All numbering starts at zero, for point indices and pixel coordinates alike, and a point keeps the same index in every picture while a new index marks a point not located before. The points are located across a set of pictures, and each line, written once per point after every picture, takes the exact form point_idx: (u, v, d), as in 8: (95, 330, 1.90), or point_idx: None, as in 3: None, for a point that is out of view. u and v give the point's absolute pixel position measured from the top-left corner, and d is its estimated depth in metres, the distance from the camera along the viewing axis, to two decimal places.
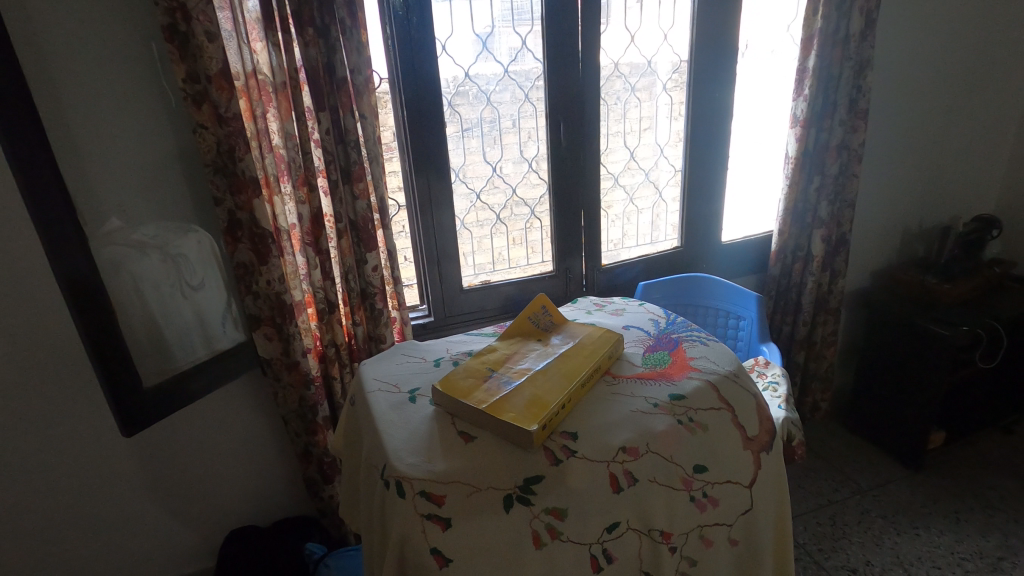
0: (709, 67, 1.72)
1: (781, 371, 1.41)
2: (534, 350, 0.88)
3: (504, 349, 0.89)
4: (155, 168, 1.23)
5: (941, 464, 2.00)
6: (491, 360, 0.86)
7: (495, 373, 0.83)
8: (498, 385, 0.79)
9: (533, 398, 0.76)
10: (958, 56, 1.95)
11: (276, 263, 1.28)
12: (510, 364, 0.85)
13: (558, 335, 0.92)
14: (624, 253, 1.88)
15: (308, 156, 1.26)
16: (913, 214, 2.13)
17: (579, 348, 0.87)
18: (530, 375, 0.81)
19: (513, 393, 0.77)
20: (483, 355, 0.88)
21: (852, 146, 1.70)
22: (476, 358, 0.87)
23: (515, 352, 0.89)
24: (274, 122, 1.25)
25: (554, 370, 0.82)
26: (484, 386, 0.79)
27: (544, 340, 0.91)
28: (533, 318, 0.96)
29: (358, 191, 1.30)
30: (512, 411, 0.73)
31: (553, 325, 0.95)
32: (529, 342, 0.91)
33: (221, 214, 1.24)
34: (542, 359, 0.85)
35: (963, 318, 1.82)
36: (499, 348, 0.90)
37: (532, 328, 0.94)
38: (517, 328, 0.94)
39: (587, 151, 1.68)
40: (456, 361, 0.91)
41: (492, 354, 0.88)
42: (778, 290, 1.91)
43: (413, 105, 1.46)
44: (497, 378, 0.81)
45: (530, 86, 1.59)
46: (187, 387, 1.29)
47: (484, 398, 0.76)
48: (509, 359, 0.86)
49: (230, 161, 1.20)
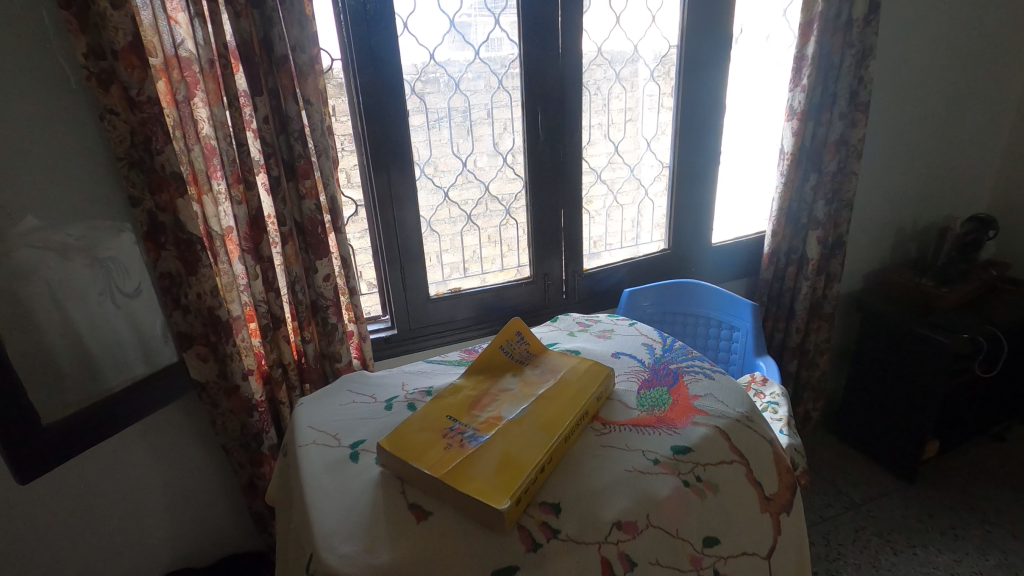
0: (700, 54, 1.57)
1: (781, 391, 1.27)
2: (507, 390, 0.73)
3: (471, 388, 0.74)
4: (67, 159, 1.02)
5: (935, 476, 1.92)
6: (455, 404, 0.70)
7: (459, 423, 0.67)
8: (463, 441, 0.63)
9: (507, 460, 0.60)
10: (958, 46, 1.84)
11: (208, 273, 1.10)
12: (478, 410, 0.69)
13: (536, 371, 0.76)
14: (607, 256, 1.74)
15: (244, 148, 1.07)
16: (908, 213, 2.03)
17: (562, 388, 0.72)
18: (504, 427, 0.65)
19: (481, 452, 0.61)
20: (445, 397, 0.72)
21: (852, 141, 1.57)
22: (436, 402, 0.71)
23: (484, 392, 0.73)
24: (203, 108, 1.06)
25: (532, 419, 0.66)
26: (446, 443, 0.63)
27: (519, 376, 0.76)
28: (505, 347, 0.80)
29: (304, 189, 1.12)
30: (478, 479, 0.57)
31: (529, 357, 0.80)
32: (502, 378, 0.76)
33: (139, 217, 1.06)
34: (518, 403, 0.69)
35: (962, 325, 1.72)
36: (465, 387, 0.74)
37: (505, 361, 0.79)
38: (487, 359, 0.78)
39: (567, 145, 1.53)
40: (412, 403, 0.75)
41: (456, 396, 0.72)
42: (770, 296, 1.79)
43: (371, 91, 1.28)
44: (462, 431, 0.65)
45: (504, 72, 1.42)
46: (109, 420, 1.10)
47: (445, 461, 0.60)
48: (478, 404, 0.70)
49: (146, 155, 1.01)
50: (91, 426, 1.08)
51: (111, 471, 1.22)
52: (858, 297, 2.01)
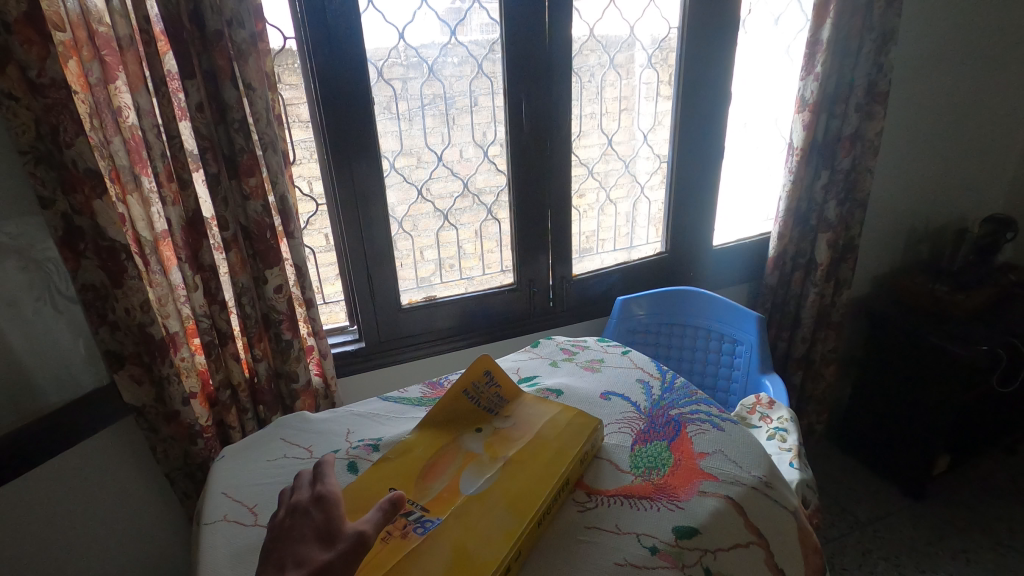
0: (702, 37, 1.42)
1: (789, 416, 1.12)
2: (469, 452, 0.59)
3: (425, 448, 0.60)
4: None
5: (945, 493, 1.80)
6: (402, 472, 0.56)
7: (404, 501, 0.53)
8: (409, 531, 0.50)
9: (459, 555, 0.46)
10: (983, 33, 1.69)
11: (136, 285, 0.95)
12: (430, 481, 0.55)
13: (507, 425, 0.63)
14: (599, 260, 1.60)
15: (175, 141, 0.92)
16: (921, 214, 1.90)
17: (537, 449, 0.58)
18: (460, 509, 0.51)
19: (427, 548, 0.47)
20: (390, 460, 0.58)
21: (868, 136, 1.43)
22: (379, 467, 0.57)
23: (441, 454, 0.59)
24: (126, 94, 0.91)
25: (496, 496, 0.52)
26: (386, 534, 0.50)
27: (486, 432, 0.62)
28: (471, 391, 0.66)
29: (248, 189, 0.96)
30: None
31: (499, 405, 0.66)
32: (465, 434, 0.62)
33: (53, 220, 0.90)
34: (481, 472, 0.56)
35: (980, 335, 1.60)
36: (417, 445, 0.60)
37: (469, 409, 0.65)
38: (447, 407, 0.64)
39: (555, 138, 1.38)
40: (353, 462, 0.62)
41: (405, 458, 0.58)
42: (774, 303, 1.66)
43: (332, 74, 1.12)
44: (408, 514, 0.52)
45: (485, 55, 1.27)
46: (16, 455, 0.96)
47: (379, 561, 0.47)
48: (430, 471, 0.57)
49: (55, 148, 0.85)
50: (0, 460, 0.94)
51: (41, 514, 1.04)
52: (867, 303, 1.88)
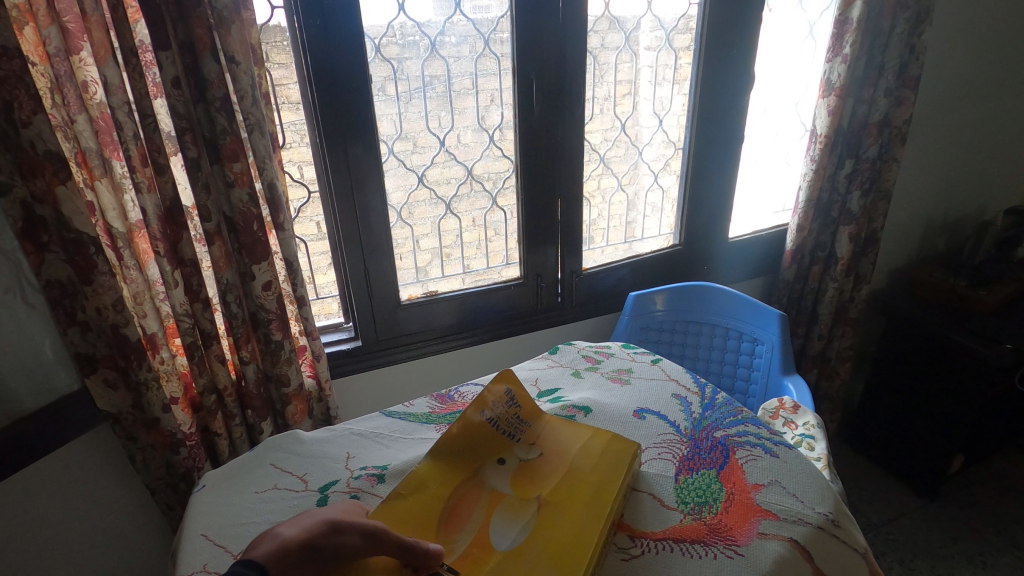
0: (723, 15, 1.33)
1: (816, 422, 1.03)
2: (496, 492, 0.54)
3: (444, 484, 0.55)
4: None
5: (959, 493, 1.76)
6: (422, 515, 0.51)
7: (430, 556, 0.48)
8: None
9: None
10: (1012, 14, 1.61)
11: (107, 282, 0.85)
12: (455, 531, 0.51)
13: (532, 457, 0.58)
14: (609, 253, 1.52)
15: (149, 121, 0.82)
16: (940, 205, 1.83)
17: (572, 490, 0.53)
18: (497, 570, 0.47)
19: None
20: (407, 501, 0.53)
21: (896, 123, 1.35)
22: (396, 510, 0.52)
23: (463, 493, 0.54)
24: (92, 67, 0.80)
25: (536, 551, 0.48)
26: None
27: (509, 464, 0.57)
28: (490, 412, 0.61)
29: (232, 175, 0.87)
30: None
31: (520, 432, 0.61)
32: (487, 467, 0.57)
33: (10, 209, 0.79)
34: (512, 521, 0.51)
35: (1004, 333, 1.53)
36: (435, 481, 0.55)
37: (490, 436, 0.60)
38: (464, 433, 0.59)
39: (566, 122, 1.29)
40: (355, 497, 0.57)
41: (423, 499, 0.53)
42: (790, 298, 1.59)
43: (326, 48, 1.02)
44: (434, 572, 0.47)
45: (491, 32, 1.17)
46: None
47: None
48: (454, 517, 0.52)
49: (10, 127, 0.75)
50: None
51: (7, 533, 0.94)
52: (883, 298, 1.82)
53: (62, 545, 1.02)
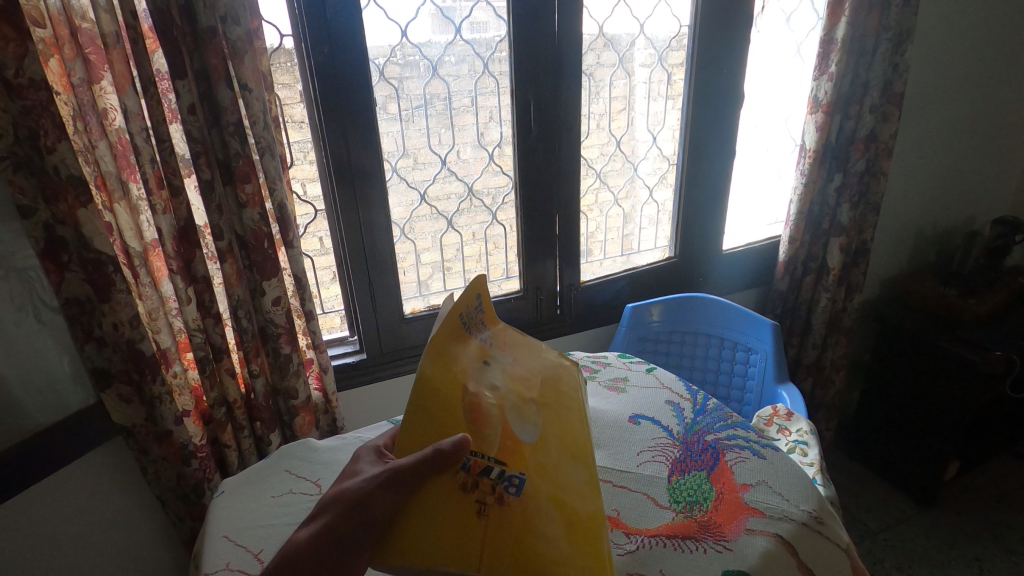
0: (713, 36, 1.38)
1: (809, 428, 1.06)
2: (497, 389, 0.51)
3: (451, 393, 0.46)
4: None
5: (955, 499, 1.78)
6: (446, 427, 0.46)
7: (474, 457, 0.45)
8: (502, 492, 0.45)
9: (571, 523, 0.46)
10: (992, 31, 1.66)
11: (125, 299, 0.89)
12: (484, 429, 0.47)
13: (505, 356, 0.55)
14: (605, 265, 1.56)
15: (166, 145, 0.86)
16: (930, 215, 1.87)
17: (554, 396, 0.55)
18: (538, 466, 0.48)
19: (537, 516, 0.45)
20: (423, 419, 0.45)
21: (882, 138, 1.40)
22: (413, 430, 0.46)
23: (475, 398, 0.48)
24: (112, 95, 0.85)
25: (556, 447, 0.51)
26: (478, 501, 0.44)
27: (493, 367, 0.52)
28: (473, 308, 0.50)
29: (245, 196, 0.91)
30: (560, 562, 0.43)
31: (487, 336, 0.54)
32: (478, 363, 0.50)
33: (33, 230, 0.83)
34: (525, 415, 0.50)
35: (994, 340, 1.56)
36: (442, 391, 0.46)
37: (468, 339, 0.50)
38: (451, 336, 0.48)
39: (563, 140, 1.33)
40: None
41: (437, 411, 0.46)
42: (784, 308, 1.63)
43: (332, 73, 1.06)
44: (485, 469, 0.45)
45: (489, 56, 1.22)
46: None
47: (498, 542, 0.43)
48: (477, 416, 0.47)
49: (35, 153, 0.79)
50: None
51: (22, 545, 0.96)
52: (876, 307, 1.85)
53: (75, 558, 1.04)
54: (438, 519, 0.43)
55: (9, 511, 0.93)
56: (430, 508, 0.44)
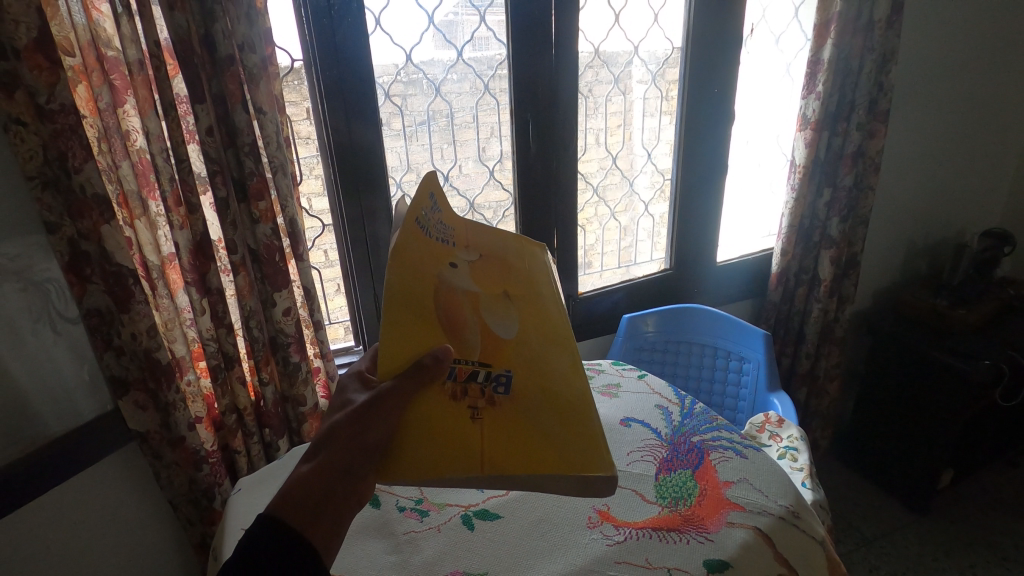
0: (705, 57, 1.44)
1: (799, 434, 1.09)
2: (469, 295, 0.50)
3: (424, 312, 0.48)
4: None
5: (949, 507, 1.81)
6: (427, 339, 0.47)
7: (458, 365, 0.49)
8: (491, 393, 0.50)
9: (561, 406, 0.50)
10: (975, 51, 1.73)
11: (143, 310, 0.93)
12: (463, 336, 0.49)
13: (472, 258, 0.52)
14: (602, 278, 1.61)
15: (185, 165, 0.91)
16: (919, 228, 1.92)
17: (526, 286, 0.55)
18: (521, 361, 0.51)
19: (528, 406, 0.49)
20: (402, 332, 0.47)
21: (869, 154, 1.45)
22: (398, 347, 0.47)
23: (450, 305, 0.48)
24: (135, 118, 0.90)
25: (535, 338, 0.53)
26: (469, 405, 0.48)
27: (462, 269, 0.51)
28: (422, 220, 0.48)
29: (258, 212, 0.96)
30: (557, 442, 0.48)
31: (450, 235, 0.52)
32: (448, 273, 0.50)
33: (58, 245, 0.87)
34: (500, 315, 0.52)
35: (984, 350, 1.60)
36: (416, 305, 0.47)
37: (430, 246, 0.49)
38: (412, 248, 0.47)
39: (561, 156, 1.38)
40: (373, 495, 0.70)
41: (416, 324, 0.47)
42: (778, 318, 1.68)
43: (341, 95, 1.11)
44: (471, 374, 0.49)
45: (489, 76, 1.27)
46: (5, 486, 0.92)
47: (497, 436, 0.47)
48: (454, 322, 0.48)
49: (62, 173, 0.84)
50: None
51: (40, 548, 1.00)
52: (870, 317, 1.89)
53: (91, 561, 1.08)
54: (437, 425, 0.47)
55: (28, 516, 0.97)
56: (427, 419, 0.47)
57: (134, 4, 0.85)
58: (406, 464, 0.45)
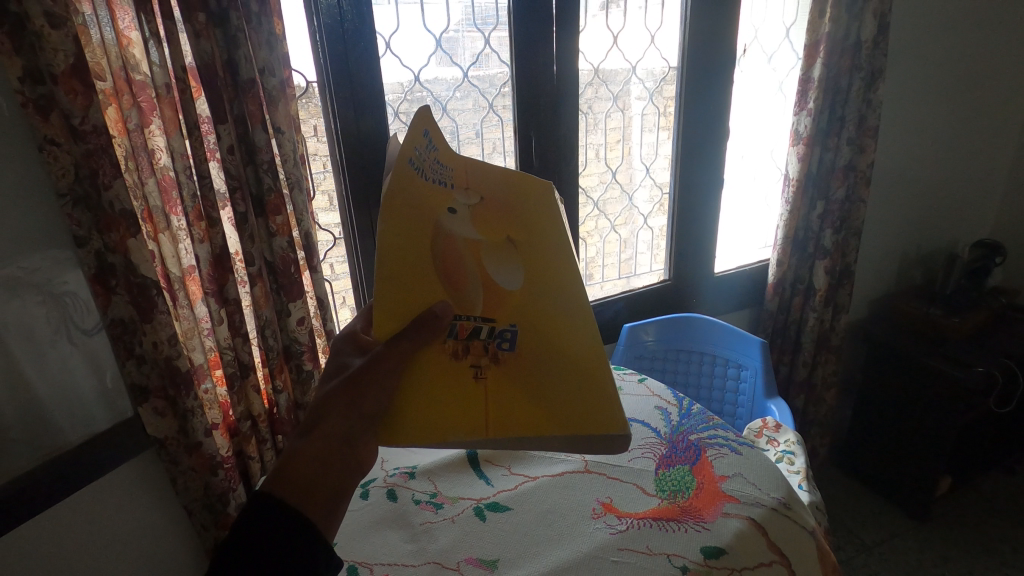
0: (701, 76, 1.50)
1: (796, 439, 1.12)
2: (469, 243, 0.46)
3: (418, 267, 0.45)
4: (11, 188, 0.85)
5: (947, 513, 1.83)
6: (424, 295, 0.46)
7: (460, 321, 0.47)
8: (495, 348, 0.48)
9: (571, 364, 0.48)
10: (960, 68, 1.79)
11: (165, 320, 0.97)
12: (462, 290, 0.47)
13: (471, 202, 0.47)
14: (603, 289, 1.65)
15: (206, 181, 0.96)
16: (911, 239, 1.97)
17: (534, 230, 0.47)
18: (528, 318, 0.47)
19: (534, 366, 0.48)
20: (394, 293, 0.45)
21: (860, 168, 1.50)
22: (394, 306, 0.46)
23: (446, 258, 0.46)
24: (160, 137, 0.95)
25: (544, 292, 0.47)
26: (472, 364, 0.48)
27: (461, 213, 0.46)
28: (413, 159, 0.44)
29: (275, 226, 1.01)
30: (562, 402, 0.47)
31: (447, 174, 0.46)
32: (443, 218, 0.45)
33: (85, 258, 0.91)
34: (504, 264, 0.47)
35: (978, 357, 1.63)
36: (410, 259, 0.45)
37: (423, 190, 0.44)
38: (403, 195, 0.43)
39: (562, 171, 1.44)
40: (390, 490, 0.77)
41: (412, 280, 0.45)
42: (775, 328, 1.72)
43: (353, 115, 1.16)
44: (473, 331, 0.48)
45: (494, 94, 1.33)
46: (28, 497, 0.92)
47: (499, 397, 0.47)
48: (452, 276, 0.46)
49: (92, 190, 0.88)
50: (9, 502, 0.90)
51: None
52: (865, 327, 1.93)
53: None
54: (437, 385, 0.47)
55: (49, 529, 0.97)
56: (427, 379, 0.48)
57: (162, 30, 0.90)
58: (410, 425, 0.47)
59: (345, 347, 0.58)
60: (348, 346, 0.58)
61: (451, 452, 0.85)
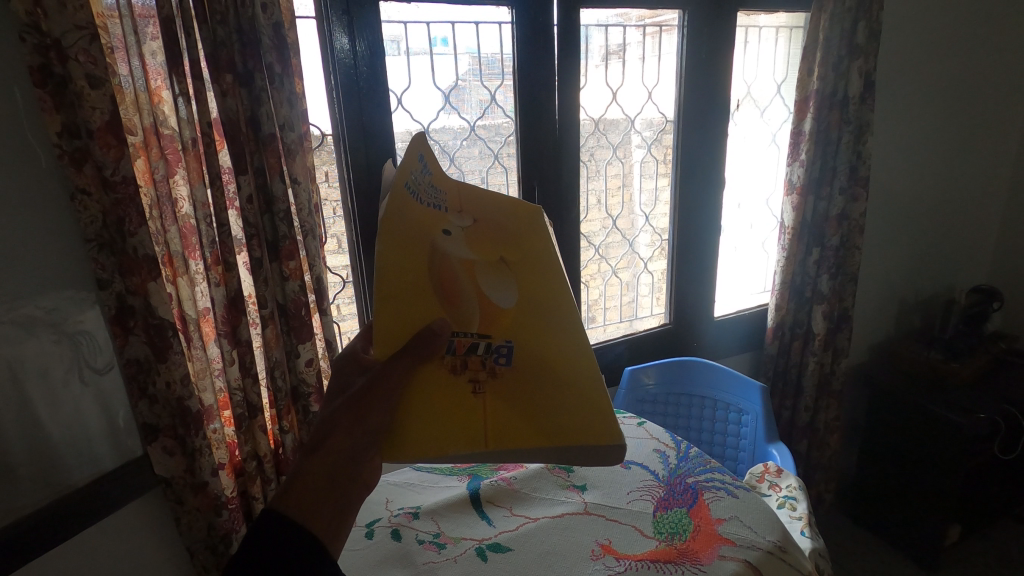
0: (697, 127, 1.57)
1: (798, 484, 1.12)
2: (465, 261, 0.49)
3: (417, 286, 0.49)
4: (39, 233, 0.89)
5: (958, 564, 1.79)
6: (422, 314, 0.49)
7: (457, 338, 0.50)
8: (492, 364, 0.51)
9: (564, 375, 0.51)
10: (947, 120, 1.86)
11: (179, 359, 0.99)
12: (460, 308, 0.49)
13: (464, 222, 0.51)
14: (606, 332, 1.68)
15: (224, 228, 1.01)
16: (908, 283, 2.00)
17: (526, 247, 0.51)
18: (522, 330, 0.51)
19: (530, 379, 0.51)
20: (394, 308, 0.49)
21: (853, 216, 1.56)
22: (392, 326, 0.49)
23: (443, 277, 0.49)
24: (183, 186, 1.00)
25: (536, 303, 0.51)
26: (469, 379, 0.51)
27: (456, 234, 0.50)
28: (409, 183, 0.48)
29: (288, 270, 1.06)
30: (559, 413, 0.50)
31: (442, 198, 0.51)
32: (439, 237, 0.49)
33: (106, 300, 0.94)
34: (498, 281, 0.50)
35: (979, 403, 1.63)
36: (409, 278, 0.48)
37: (419, 213, 0.49)
38: (400, 216, 0.48)
39: (564, 218, 1.49)
40: (395, 530, 0.78)
41: (410, 300, 0.49)
42: (776, 371, 1.73)
43: (365, 164, 1.22)
44: (470, 347, 0.50)
45: (499, 144, 1.40)
46: (36, 537, 0.92)
47: (497, 409, 0.50)
48: (449, 294, 0.49)
49: (119, 236, 0.92)
50: (15, 541, 0.90)
51: None
52: (867, 369, 1.94)
53: None
54: (438, 399, 0.50)
55: (55, 569, 0.97)
56: (425, 396, 0.50)
57: (190, 89, 0.96)
58: (412, 440, 0.49)
59: (351, 365, 0.61)
60: (354, 366, 0.61)
61: (454, 493, 0.86)
